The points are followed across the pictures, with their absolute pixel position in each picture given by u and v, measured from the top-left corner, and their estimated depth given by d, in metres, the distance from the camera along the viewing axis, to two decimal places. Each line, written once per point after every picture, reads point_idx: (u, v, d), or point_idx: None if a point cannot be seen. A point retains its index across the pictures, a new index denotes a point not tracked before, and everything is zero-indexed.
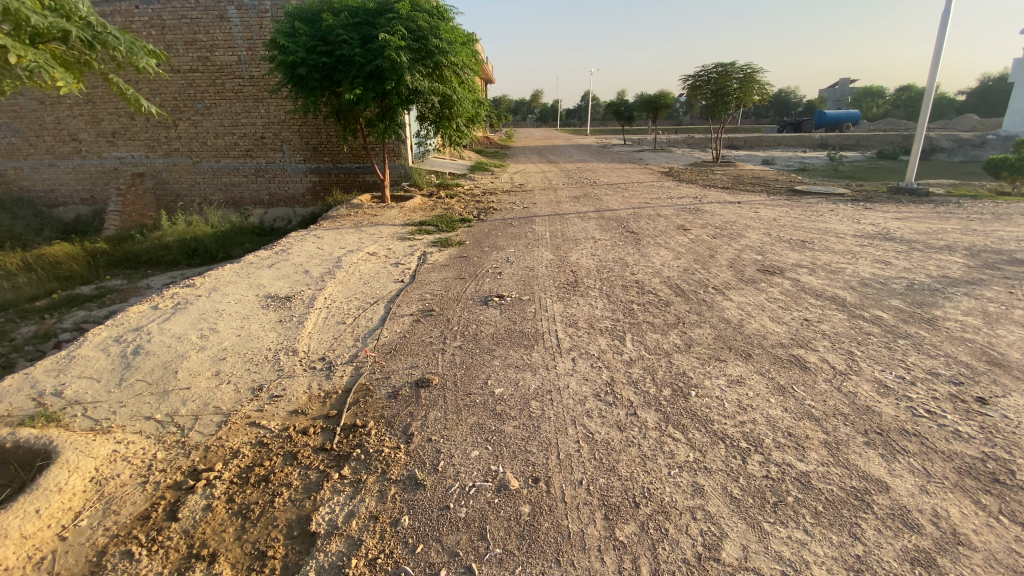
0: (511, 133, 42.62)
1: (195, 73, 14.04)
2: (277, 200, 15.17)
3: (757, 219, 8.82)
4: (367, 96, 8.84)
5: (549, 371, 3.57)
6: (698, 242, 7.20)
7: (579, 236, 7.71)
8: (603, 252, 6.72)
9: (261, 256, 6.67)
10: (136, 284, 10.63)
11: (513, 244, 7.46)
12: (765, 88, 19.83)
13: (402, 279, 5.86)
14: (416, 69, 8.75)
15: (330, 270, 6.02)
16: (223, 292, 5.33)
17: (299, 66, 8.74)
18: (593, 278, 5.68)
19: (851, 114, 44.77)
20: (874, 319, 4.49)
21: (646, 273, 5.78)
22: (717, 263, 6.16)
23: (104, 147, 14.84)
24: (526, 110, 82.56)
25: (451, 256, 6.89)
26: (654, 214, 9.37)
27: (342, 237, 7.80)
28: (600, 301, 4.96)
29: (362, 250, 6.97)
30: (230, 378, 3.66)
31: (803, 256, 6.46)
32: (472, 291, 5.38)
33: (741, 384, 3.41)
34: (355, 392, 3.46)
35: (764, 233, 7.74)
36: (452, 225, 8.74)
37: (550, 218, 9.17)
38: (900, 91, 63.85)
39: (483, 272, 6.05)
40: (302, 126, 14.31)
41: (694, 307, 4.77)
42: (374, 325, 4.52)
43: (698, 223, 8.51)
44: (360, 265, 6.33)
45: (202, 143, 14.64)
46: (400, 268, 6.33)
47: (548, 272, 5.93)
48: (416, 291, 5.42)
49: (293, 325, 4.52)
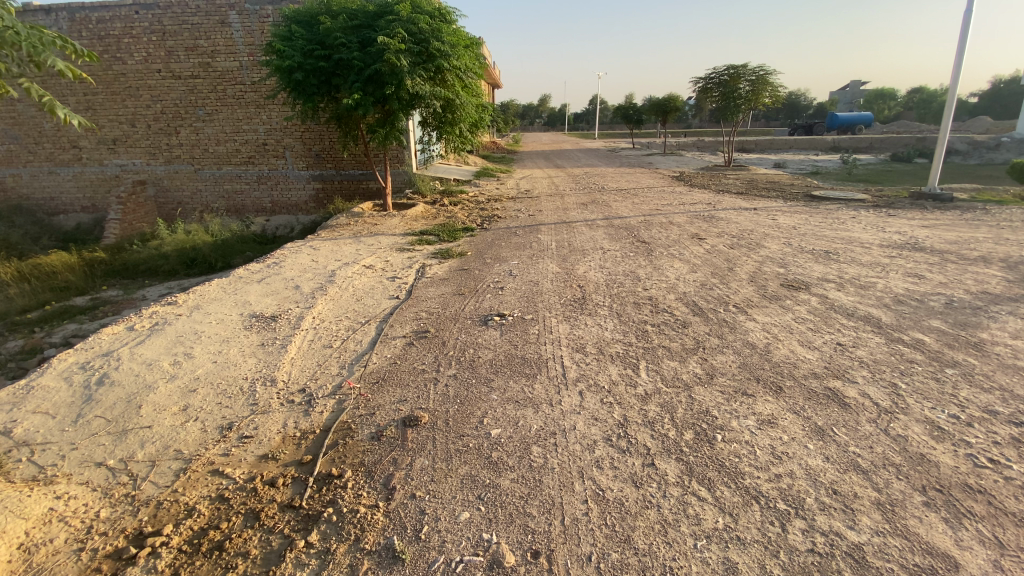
0: (519, 137, 42.33)
1: (196, 79, 13.84)
2: (279, 207, 14.91)
3: (775, 227, 8.35)
4: (366, 101, 8.47)
5: (554, 409, 3.16)
6: (714, 253, 6.75)
7: (587, 247, 7.30)
8: (612, 265, 6.30)
9: (252, 269, 6.34)
10: (132, 296, 10.39)
11: (517, 255, 7.07)
12: (777, 90, 19.31)
13: (398, 294, 5.48)
14: (417, 73, 8.38)
15: (322, 285, 5.66)
16: (205, 311, 4.98)
17: (296, 71, 8.43)
18: (602, 295, 5.27)
19: (864, 117, 43.99)
20: (915, 344, 4.03)
21: (660, 289, 5.36)
22: (735, 277, 5.72)
23: (105, 155, 14.68)
24: (533, 115, 82.02)
25: (451, 269, 6.51)
26: (665, 221, 8.94)
27: (339, 248, 7.46)
28: (610, 321, 4.55)
29: (358, 263, 6.61)
30: (197, 415, 3.30)
31: (827, 269, 6.00)
32: (472, 309, 4.99)
33: (773, 426, 2.98)
34: (335, 432, 3.07)
35: (784, 243, 7.28)
36: (455, 235, 8.36)
37: (557, 227, 8.76)
38: (913, 92, 62.86)
39: (484, 288, 5.66)
40: (305, 133, 14.10)
41: (713, 329, 4.34)
42: (363, 349, 4.13)
43: (711, 231, 8.06)
44: (354, 279, 5.96)
45: (203, 150, 14.42)
46: (396, 282, 5.95)
47: (554, 287, 5.53)
48: (412, 309, 5.04)
49: (276, 349, 4.14)
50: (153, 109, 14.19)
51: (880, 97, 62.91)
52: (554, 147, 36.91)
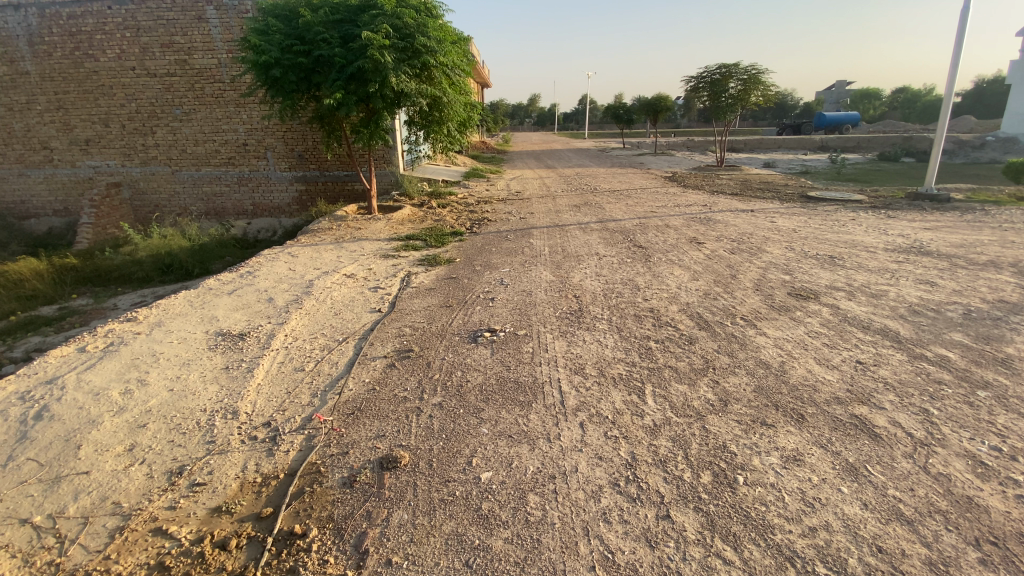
0: (509, 138, 41.95)
1: (172, 77, 13.29)
2: (261, 210, 14.40)
3: (775, 230, 8.06)
4: (349, 100, 8.02)
5: (552, 445, 2.79)
6: (715, 258, 6.43)
7: (581, 252, 6.95)
8: (609, 272, 5.94)
9: (223, 280, 5.90)
10: (102, 304, 9.86)
11: (508, 262, 6.70)
12: (769, 89, 19.04)
13: (380, 306, 5.08)
14: (402, 69, 7.96)
15: (297, 298, 5.25)
16: (167, 329, 4.55)
17: (273, 67, 7.97)
18: (600, 306, 4.90)
19: (850, 116, 44.19)
20: (940, 362, 3.71)
21: (661, 299, 5.02)
22: (739, 285, 5.39)
23: (78, 156, 14.06)
24: (522, 114, 81.84)
25: (438, 277, 6.12)
26: (661, 224, 8.62)
27: (318, 255, 7.04)
28: (610, 337, 4.19)
29: (338, 272, 6.19)
30: (144, 457, 2.90)
31: (835, 276, 5.70)
32: (460, 323, 4.60)
33: (799, 465, 2.64)
34: (301, 477, 2.69)
35: (786, 247, 6.99)
36: (442, 239, 7.96)
37: (549, 231, 8.40)
38: (898, 92, 63.56)
39: (473, 299, 5.27)
40: (287, 133, 13.61)
41: (722, 345, 3.99)
42: (338, 373, 3.74)
43: (709, 235, 7.76)
44: (333, 290, 5.55)
45: (181, 151, 13.86)
46: (378, 293, 5.55)
47: (549, 298, 5.16)
48: (395, 323, 4.64)
49: (240, 374, 3.73)
50: (128, 108, 13.60)
51: (864, 97, 63.56)
52: (543, 146, 36.64)
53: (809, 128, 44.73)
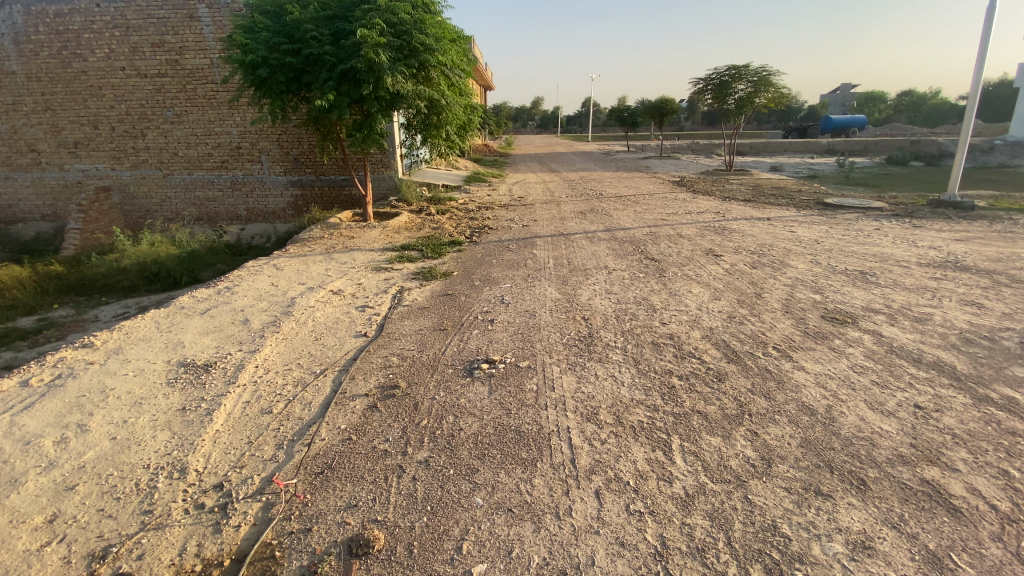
0: (513, 142, 41.53)
1: (163, 78, 12.84)
2: (256, 215, 13.92)
3: (796, 241, 7.53)
4: (341, 101, 7.48)
5: (561, 525, 2.26)
6: (735, 273, 5.89)
7: (589, 265, 6.43)
8: (621, 289, 5.41)
9: (198, 298, 5.40)
10: (83, 316, 9.36)
11: (510, 276, 6.18)
12: (781, 91, 18.40)
13: (366, 329, 4.57)
14: (398, 69, 7.44)
15: (275, 320, 4.73)
16: (124, 357, 4.05)
17: (260, 67, 7.45)
18: (611, 331, 4.36)
19: (857, 119, 43.62)
20: (1014, 406, 3.16)
21: (681, 323, 4.49)
22: (766, 307, 4.85)
23: (67, 159, 13.62)
24: (526, 118, 81.55)
25: (433, 293, 5.60)
26: (673, 234, 8.09)
27: (305, 268, 6.53)
28: (626, 371, 3.65)
29: (324, 288, 5.66)
30: (64, 533, 2.39)
31: (870, 295, 5.16)
32: (454, 351, 4.07)
33: (870, 555, 2.11)
34: (250, 565, 2.17)
35: (811, 261, 6.45)
36: (439, 250, 7.45)
37: (553, 241, 7.89)
38: (903, 95, 63.18)
39: (470, 319, 4.74)
40: (281, 136, 13.15)
41: (756, 383, 3.46)
42: (311, 416, 3.22)
43: (725, 246, 7.24)
44: (316, 309, 5.04)
45: (172, 154, 13.40)
46: (366, 312, 5.03)
47: (554, 319, 4.63)
48: (381, 350, 4.12)
49: (197, 418, 3.22)
50: (118, 110, 13.16)
51: (869, 100, 63.15)
52: (549, 149, 36.24)
53: (816, 131, 44.22)
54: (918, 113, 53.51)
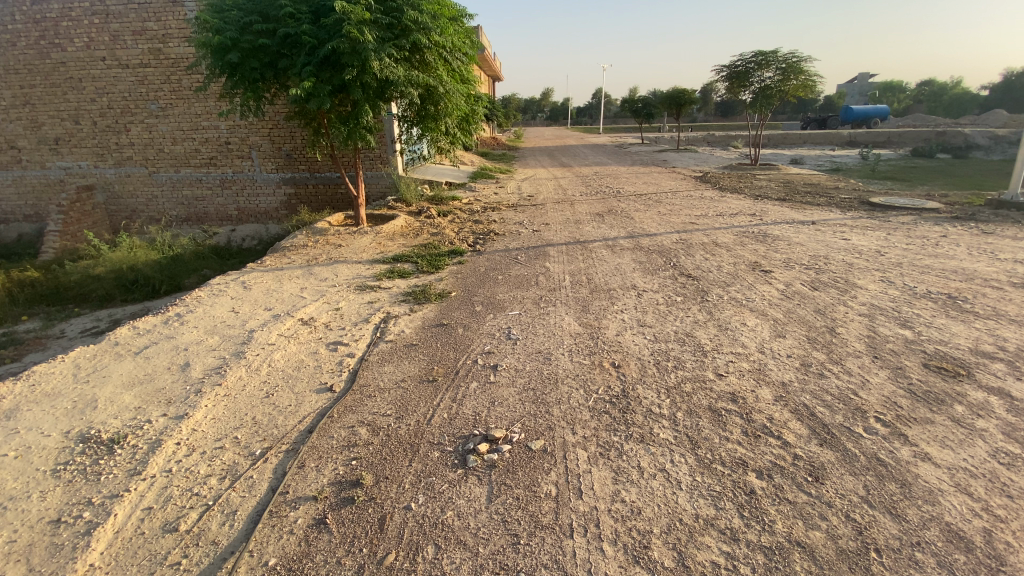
0: (521, 134, 40.31)
1: (146, 69, 11.89)
2: (246, 216, 12.98)
3: (854, 252, 6.41)
4: (321, 88, 6.40)
5: None
6: (795, 297, 4.83)
7: (613, 284, 5.38)
8: (656, 320, 4.36)
9: (141, 331, 4.43)
10: (48, 330, 8.47)
11: (519, 298, 5.15)
12: (813, 79, 16.85)
13: (333, 379, 3.56)
14: (387, 51, 6.38)
15: (222, 366, 3.75)
16: (12, 425, 3.10)
17: (230, 51, 6.43)
18: (652, 387, 3.31)
19: (879, 109, 41.74)
20: None
21: (744, 375, 3.44)
22: (848, 350, 3.79)
23: (48, 156, 12.76)
24: (535, 109, 80.23)
25: (424, 323, 4.58)
26: (708, 241, 7.00)
27: (279, 286, 5.55)
28: (682, 461, 2.61)
29: (292, 315, 4.66)
30: None
31: (973, 330, 4.07)
32: (444, 419, 3.04)
33: None
34: None
35: (880, 279, 5.36)
36: (437, 262, 6.41)
37: (568, 251, 6.83)
38: (924, 84, 61.10)
39: (467, 365, 3.71)
40: (272, 130, 12.17)
41: (873, 490, 2.41)
42: (229, 541, 2.24)
43: (772, 259, 6.14)
44: (274, 348, 4.03)
45: (158, 150, 12.48)
46: (337, 351, 4.01)
47: (575, 366, 3.58)
48: (347, 415, 3.11)
49: (69, 543, 2.27)
50: (99, 104, 12.25)
51: (889, 90, 61.03)
52: (558, 142, 34.93)
53: (836, 122, 42.48)
54: (938, 103, 51.50)
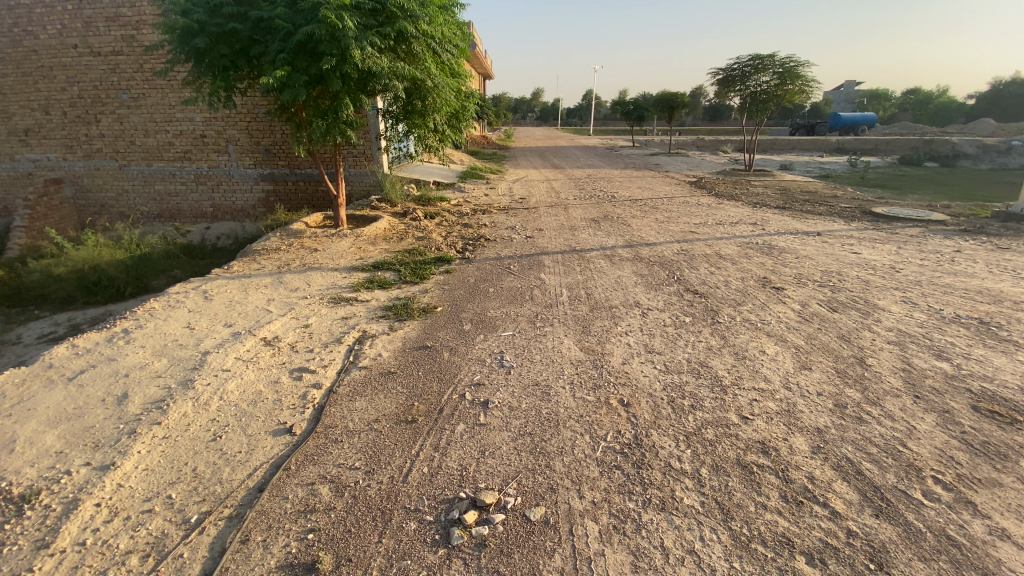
0: (511, 134, 39.82)
1: (118, 56, 11.14)
2: (222, 213, 12.30)
3: (867, 268, 6.03)
4: (296, 79, 5.84)
5: None
6: (815, 320, 4.40)
7: (614, 300, 4.91)
8: (666, 345, 3.88)
9: (78, 351, 3.84)
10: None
11: (513, 315, 4.65)
12: (810, 85, 16.53)
13: (293, 418, 3.04)
14: (369, 39, 5.85)
15: (164, 399, 3.20)
16: None
17: (196, 35, 5.89)
18: (668, 433, 2.83)
19: (867, 117, 41.98)
20: None
21: (775, 420, 2.97)
22: (886, 388, 3.36)
23: (12, 147, 11.93)
24: (525, 109, 79.95)
25: (404, 345, 4.06)
26: (712, 253, 6.58)
27: (244, 297, 4.98)
28: (714, 540, 2.14)
29: (254, 334, 4.11)
30: None
31: (1017, 364, 3.67)
32: (423, 475, 2.53)
33: None
34: None
35: (902, 300, 4.97)
36: (421, 271, 5.88)
37: (564, 261, 6.35)
38: (908, 93, 61.89)
39: (453, 400, 3.19)
40: (251, 123, 11.52)
41: None
42: None
43: (782, 274, 5.73)
44: (229, 375, 3.48)
45: (129, 142, 11.73)
46: (300, 381, 3.47)
47: (578, 404, 3.09)
48: (306, 468, 2.60)
49: None
50: (69, 92, 11.46)
51: (875, 99, 61.74)
52: (548, 142, 34.53)
53: (824, 129, 42.70)
54: (922, 112, 52.12)
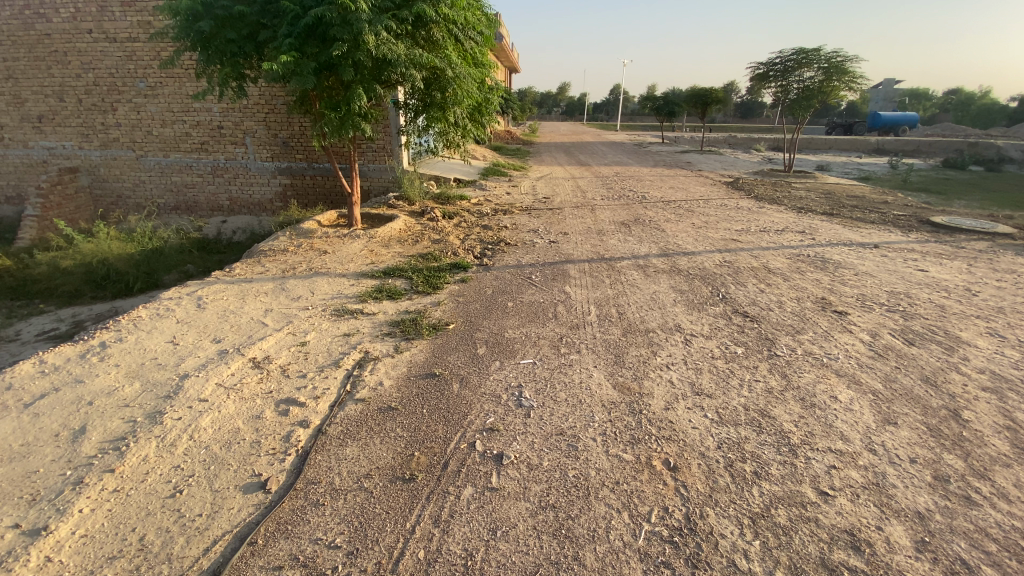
0: (536, 129, 39.06)
1: (135, 43, 10.90)
2: (239, 206, 12.01)
3: (938, 289, 5.30)
4: (305, 66, 5.38)
5: None
6: (890, 357, 3.74)
7: (650, 322, 4.32)
8: (715, 386, 3.29)
9: (46, 370, 3.45)
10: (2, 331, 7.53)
11: (535, 336, 4.10)
12: (858, 81, 15.51)
13: (270, 468, 2.55)
14: (383, 23, 5.36)
15: (125, 438, 2.76)
16: None
17: (201, 17, 5.50)
18: (728, 513, 2.26)
19: (910, 116, 40.01)
20: None
21: (862, 500, 2.37)
22: (996, 455, 2.71)
23: (30, 134, 11.81)
24: (550, 104, 79.03)
25: (410, 372, 3.52)
26: (757, 266, 5.91)
27: (239, 307, 4.54)
28: None
29: (242, 354, 3.64)
30: None
31: None
32: (419, 563, 2.01)
33: None
34: None
35: (989, 331, 4.26)
36: (435, 280, 5.36)
37: (592, 272, 5.77)
38: (951, 93, 59.13)
39: (461, 452, 2.66)
40: (269, 115, 11.17)
41: None
42: None
43: (842, 294, 5.05)
44: (204, 407, 3.02)
45: (146, 132, 11.51)
46: (285, 416, 2.98)
47: (613, 465, 2.53)
48: (274, 545, 2.11)
49: None
50: (86, 80, 11.27)
51: (916, 98, 59.09)
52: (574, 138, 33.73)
53: (863, 128, 40.90)
54: (968, 112, 49.63)
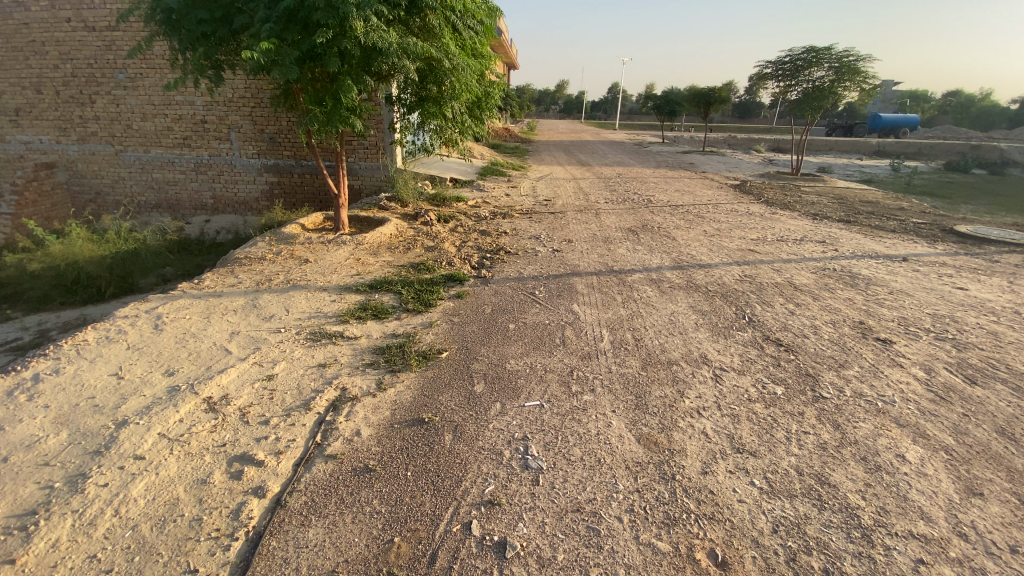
0: (536, 126, 38.36)
1: (114, 32, 10.24)
2: (223, 205, 11.40)
3: (984, 311, 4.79)
4: (286, 54, 4.79)
5: None
6: (954, 399, 3.21)
7: (671, 352, 3.78)
8: (759, 440, 2.75)
9: None
10: None
11: (541, 368, 3.55)
12: (870, 82, 15.01)
13: (210, 562, 2.00)
14: (375, 8, 4.81)
15: (34, 515, 2.20)
16: None
17: None
18: None
19: (911, 118, 39.60)
20: None
21: None
22: None
23: (6, 128, 11.17)
24: (549, 101, 78.34)
25: (393, 416, 2.97)
26: (782, 282, 5.39)
27: (202, 328, 3.97)
28: None
29: (196, 393, 3.07)
30: None
31: None
32: None
33: None
34: None
35: None
36: (427, 296, 4.81)
37: (601, 286, 5.24)
38: (950, 96, 58.85)
39: (454, 536, 2.11)
40: (255, 109, 10.55)
41: None
42: None
43: (880, 317, 4.54)
44: (139, 469, 2.46)
45: (126, 126, 10.88)
46: (236, 481, 2.41)
47: (647, 561, 2.00)
48: None
49: None
50: (64, 71, 10.62)
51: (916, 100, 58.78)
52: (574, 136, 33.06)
53: (864, 130, 40.51)
54: (967, 114, 49.32)
